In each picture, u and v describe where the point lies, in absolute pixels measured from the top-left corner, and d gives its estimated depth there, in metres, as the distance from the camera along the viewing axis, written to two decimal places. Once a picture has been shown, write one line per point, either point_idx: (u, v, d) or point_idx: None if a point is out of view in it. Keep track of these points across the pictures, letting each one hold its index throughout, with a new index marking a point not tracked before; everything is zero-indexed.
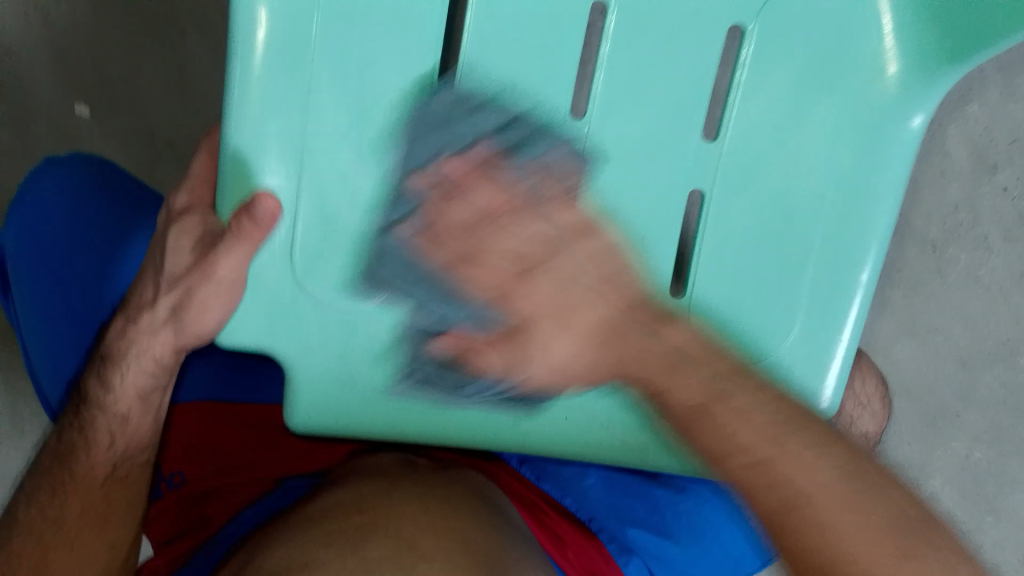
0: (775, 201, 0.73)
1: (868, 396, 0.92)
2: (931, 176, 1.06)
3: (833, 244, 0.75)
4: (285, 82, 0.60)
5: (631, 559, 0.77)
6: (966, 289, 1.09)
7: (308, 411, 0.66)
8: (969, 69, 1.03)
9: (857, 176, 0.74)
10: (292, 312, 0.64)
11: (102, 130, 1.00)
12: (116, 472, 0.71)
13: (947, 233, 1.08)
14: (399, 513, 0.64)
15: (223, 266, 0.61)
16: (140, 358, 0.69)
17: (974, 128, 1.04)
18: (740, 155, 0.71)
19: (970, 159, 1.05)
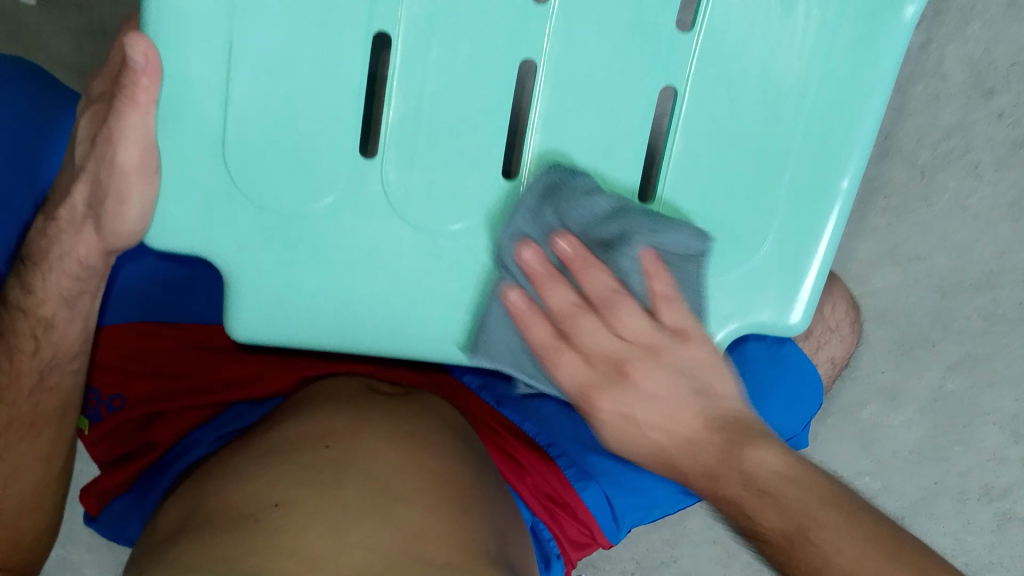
0: (750, 108, 0.58)
1: (838, 322, 0.80)
2: (923, 99, 0.89)
3: (811, 154, 0.59)
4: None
5: (588, 486, 0.71)
6: (954, 218, 0.92)
7: (249, 318, 0.59)
8: None
9: (846, 72, 0.58)
10: (228, 210, 0.56)
11: (48, 22, 0.88)
12: (43, 380, 0.64)
13: (940, 159, 0.90)
14: (369, 447, 0.58)
15: (130, 149, 0.53)
16: (63, 259, 0.61)
17: (971, 49, 0.86)
18: (716, 57, 0.57)
19: (966, 84, 0.88)
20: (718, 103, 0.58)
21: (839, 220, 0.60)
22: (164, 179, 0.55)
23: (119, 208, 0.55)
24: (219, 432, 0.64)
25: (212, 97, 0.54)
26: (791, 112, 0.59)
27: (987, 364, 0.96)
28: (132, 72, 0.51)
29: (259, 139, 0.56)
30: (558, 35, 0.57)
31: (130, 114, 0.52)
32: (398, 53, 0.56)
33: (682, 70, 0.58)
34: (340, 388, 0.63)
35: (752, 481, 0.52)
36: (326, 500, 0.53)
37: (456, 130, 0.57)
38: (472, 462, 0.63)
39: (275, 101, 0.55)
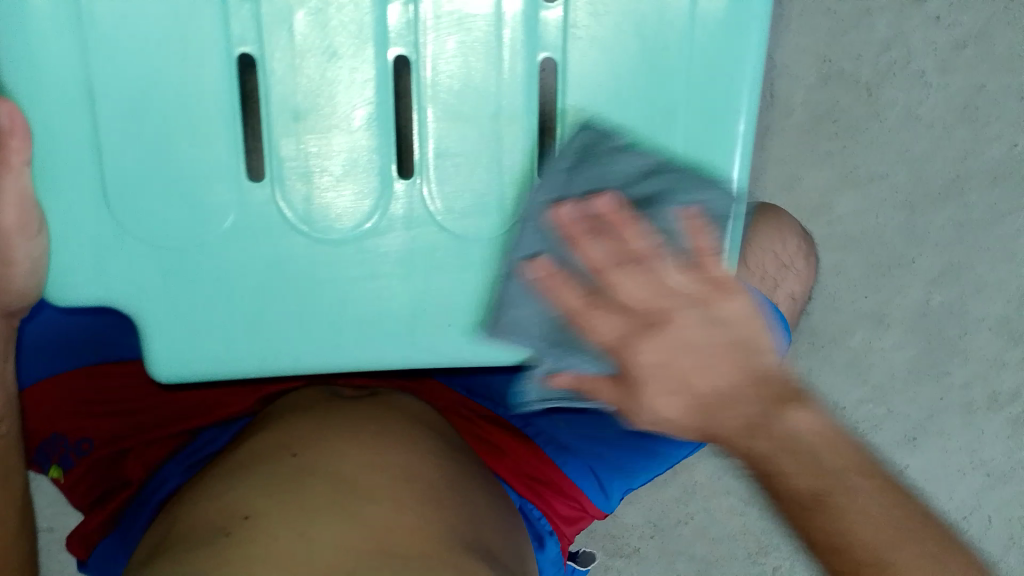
0: (633, 73, 0.53)
1: (791, 256, 0.75)
2: (877, 166, 1.02)
3: (700, 100, 0.53)
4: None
5: (568, 461, 0.71)
6: (917, 290, 1.07)
7: (168, 359, 0.53)
8: (897, 72, 0.99)
9: (717, 20, 0.52)
10: (120, 259, 0.50)
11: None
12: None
13: (911, 242, 1.05)
14: (336, 450, 0.60)
15: (9, 209, 0.47)
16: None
17: (913, 95, 1.00)
18: (607, 16, 0.52)
19: (935, 153, 1.02)
20: (598, 88, 0.53)
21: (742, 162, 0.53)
22: (51, 233, 0.49)
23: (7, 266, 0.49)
24: (190, 459, 0.65)
25: (86, 151, 0.49)
26: (679, 56, 0.52)
27: (944, 355, 1.09)
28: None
29: (141, 173, 0.50)
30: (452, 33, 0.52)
31: (7, 176, 0.47)
32: (264, 72, 0.50)
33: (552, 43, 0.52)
34: (300, 400, 0.66)
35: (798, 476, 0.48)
36: (294, 500, 0.54)
37: (317, 120, 0.51)
38: (442, 450, 0.65)
39: (144, 132, 0.49)
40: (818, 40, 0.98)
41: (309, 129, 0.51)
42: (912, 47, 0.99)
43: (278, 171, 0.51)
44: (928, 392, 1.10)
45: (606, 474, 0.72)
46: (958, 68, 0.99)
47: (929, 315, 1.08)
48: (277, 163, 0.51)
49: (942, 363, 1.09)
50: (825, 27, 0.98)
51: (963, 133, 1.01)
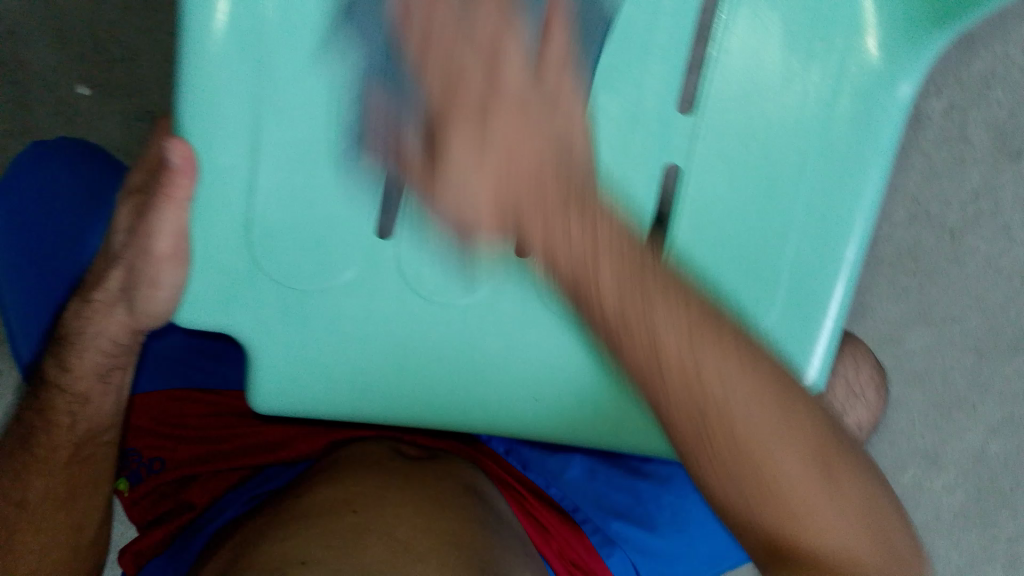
0: (753, 187, 0.55)
1: (862, 385, 0.74)
2: (951, 309, 1.03)
3: (815, 222, 0.56)
4: (240, 31, 0.49)
5: (614, 552, 0.70)
6: (978, 437, 1.07)
7: (273, 395, 0.54)
8: (984, 221, 1.01)
9: (843, 146, 0.55)
10: (252, 292, 0.52)
11: (101, 111, 0.88)
12: (79, 453, 0.53)
13: (976, 387, 1.06)
14: (391, 513, 0.59)
15: (165, 238, 0.49)
16: (98, 336, 0.52)
17: (995, 246, 1.01)
18: (730, 142, 0.55)
19: (1010, 308, 1.03)
20: (719, 193, 0.55)
21: (844, 295, 0.57)
22: (197, 261, 0.51)
23: (153, 291, 0.51)
24: (254, 493, 0.65)
25: (237, 186, 0.51)
26: (796, 194, 0.56)
27: (995, 502, 1.08)
28: (167, 170, 0.47)
29: (291, 220, 0.52)
30: None
31: (167, 209, 0.48)
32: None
33: (686, 149, 0.54)
34: (374, 453, 0.66)
35: (785, 465, 0.40)
36: (348, 557, 0.54)
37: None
38: (492, 527, 0.64)
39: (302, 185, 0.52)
40: (911, 179, 1.00)
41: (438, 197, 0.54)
42: (1000, 201, 1.00)
43: (408, 230, 0.53)
44: (974, 540, 1.09)
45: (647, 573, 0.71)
46: None
47: (984, 465, 1.08)
48: (413, 225, 0.53)
49: (991, 515, 1.08)
50: (919, 169, 1.00)
51: None
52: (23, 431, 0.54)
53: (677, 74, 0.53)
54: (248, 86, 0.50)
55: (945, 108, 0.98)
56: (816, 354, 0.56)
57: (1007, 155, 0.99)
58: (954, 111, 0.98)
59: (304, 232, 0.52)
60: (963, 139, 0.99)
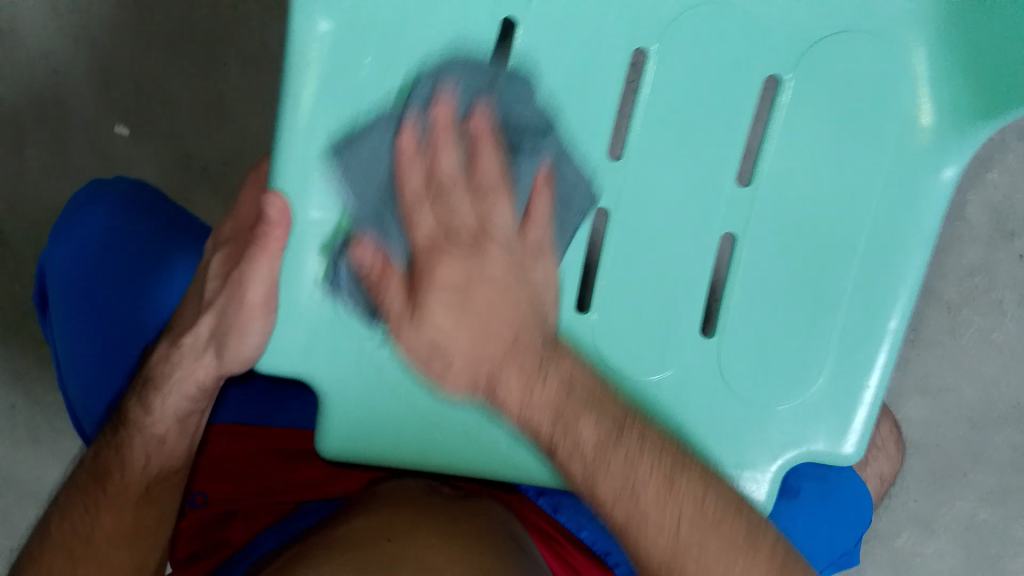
0: (805, 258, 0.57)
1: (884, 438, 0.78)
2: (947, 379, 1.08)
3: (861, 294, 0.58)
4: (331, 89, 0.51)
5: None
6: (970, 504, 1.10)
7: (341, 439, 0.55)
8: (982, 296, 1.05)
9: (888, 223, 0.57)
10: (330, 340, 0.54)
11: (139, 153, 0.89)
12: (149, 492, 0.55)
13: (970, 456, 1.09)
14: (425, 542, 0.60)
15: (257, 287, 0.52)
16: (182, 382, 0.55)
17: (993, 320, 1.06)
18: (782, 213, 0.57)
19: (1004, 380, 1.07)
20: (773, 263, 0.57)
21: (888, 363, 0.58)
22: (281, 307, 0.53)
23: (239, 339, 0.53)
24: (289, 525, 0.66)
25: (323, 239, 0.52)
26: (845, 266, 0.57)
27: (984, 567, 1.12)
28: (263, 225, 0.51)
29: None
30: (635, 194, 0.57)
31: (261, 259, 0.51)
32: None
33: (743, 219, 0.57)
34: (409, 489, 0.68)
35: (685, 537, 0.48)
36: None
37: None
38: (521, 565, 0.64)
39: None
40: None
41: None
42: (997, 277, 1.04)
43: None
44: None
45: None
46: None
47: (974, 532, 1.11)
48: None
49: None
50: None
51: None
52: (99, 466, 0.56)
53: (735, 149, 0.56)
54: (336, 139, 0.52)
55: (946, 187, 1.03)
56: (858, 420, 0.58)
57: (1002, 234, 1.03)
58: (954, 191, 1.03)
59: None
60: (962, 218, 1.03)
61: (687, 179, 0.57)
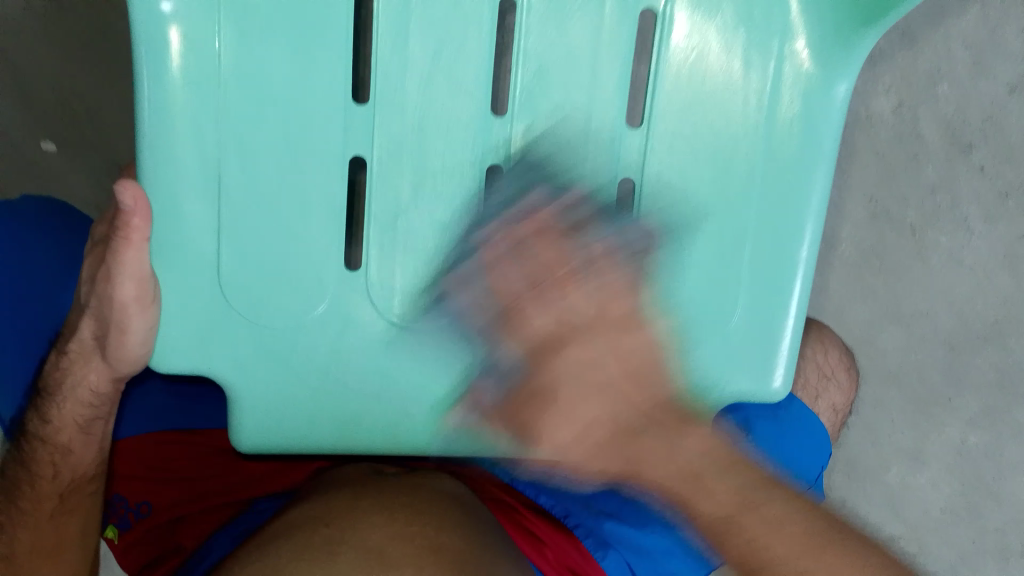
0: (706, 196, 0.57)
1: (833, 369, 0.77)
2: (923, 299, 0.94)
3: (767, 226, 0.57)
4: (196, 88, 0.50)
5: (607, 554, 0.67)
6: (954, 430, 0.96)
7: (254, 432, 0.55)
8: (946, 212, 0.91)
9: (787, 149, 0.57)
10: (224, 333, 0.53)
11: (72, 168, 0.82)
12: (63, 504, 0.56)
13: (953, 379, 0.95)
14: (364, 521, 0.56)
15: (128, 283, 0.49)
16: (76, 387, 0.54)
17: (965, 236, 0.91)
18: (679, 153, 0.56)
19: (989, 297, 0.92)
20: (673, 205, 0.57)
21: (803, 290, 0.58)
22: (166, 306, 0.52)
23: (120, 337, 0.51)
24: (240, 527, 0.62)
25: (206, 232, 0.52)
26: (748, 198, 0.57)
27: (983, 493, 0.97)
28: (123, 215, 0.47)
29: (256, 264, 0.53)
30: (523, 151, 0.56)
31: (127, 251, 0.48)
32: (376, 175, 0.54)
33: (637, 162, 0.57)
34: (350, 472, 0.63)
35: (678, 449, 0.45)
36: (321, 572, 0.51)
37: (404, 226, 0.55)
38: (476, 525, 0.61)
39: (265, 227, 0.53)
40: (867, 181, 0.92)
41: (410, 224, 0.55)
42: (957, 193, 0.90)
43: (372, 261, 0.55)
44: (963, 535, 0.98)
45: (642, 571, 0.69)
46: (1002, 219, 0.90)
47: (966, 457, 0.97)
48: (377, 254, 0.55)
49: (979, 509, 0.97)
50: (873, 173, 0.91)
51: (1005, 281, 0.92)
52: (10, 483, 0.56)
53: (623, 92, 0.56)
54: (209, 138, 0.51)
55: (894, 105, 0.90)
56: (781, 351, 0.58)
57: (958, 150, 0.89)
58: (904, 108, 0.90)
59: (269, 274, 0.54)
60: (915, 137, 0.90)
61: (575, 128, 0.56)
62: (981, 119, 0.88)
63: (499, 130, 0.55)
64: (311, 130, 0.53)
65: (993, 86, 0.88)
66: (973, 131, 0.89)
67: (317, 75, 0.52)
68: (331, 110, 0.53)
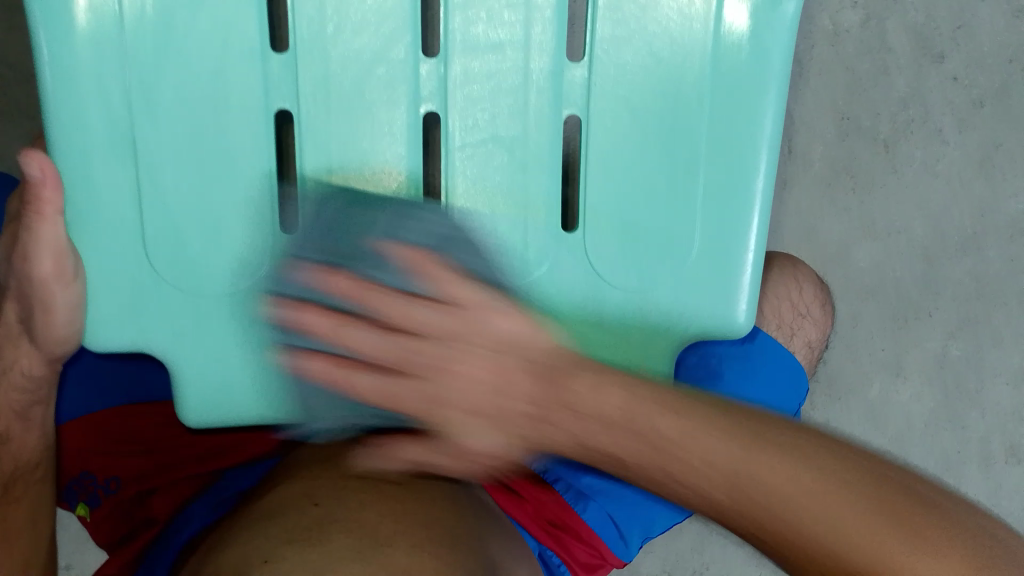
0: (654, 128, 0.54)
1: (807, 305, 0.74)
2: (898, 212, 0.90)
3: (720, 156, 0.55)
4: (103, 47, 0.48)
5: (590, 505, 0.66)
6: (932, 341, 0.93)
7: (200, 408, 0.53)
8: (919, 126, 0.88)
9: (737, 72, 0.54)
10: (158, 305, 0.51)
11: None
12: (8, 493, 0.54)
13: (929, 292, 0.92)
14: (355, 500, 0.53)
15: (45, 260, 0.47)
16: (6, 372, 0.52)
17: (938, 148, 0.88)
18: (622, 85, 0.54)
19: (963, 207, 0.90)
20: (620, 139, 0.54)
21: (762, 221, 0.56)
22: (93, 280, 0.50)
23: (47, 317, 0.49)
24: (218, 499, 0.60)
25: (127, 199, 0.50)
26: (698, 128, 0.54)
27: (962, 404, 0.94)
28: (33, 187, 0.44)
29: (184, 229, 0.51)
30: (460, 93, 0.53)
31: (42, 227, 0.45)
32: (303, 129, 0.51)
33: (580, 97, 0.54)
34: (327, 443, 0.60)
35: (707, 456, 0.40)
36: (313, 560, 0.47)
37: (338, 182, 0.52)
38: (465, 500, 0.59)
39: (189, 193, 0.51)
40: (837, 96, 0.88)
41: (345, 180, 0.52)
42: (930, 106, 0.87)
43: None
44: (947, 446, 0.96)
45: (627, 520, 0.67)
46: (976, 126, 0.88)
47: (946, 370, 0.94)
48: None
49: (959, 416, 0.95)
50: (842, 85, 0.87)
51: (979, 189, 0.89)
52: None
53: (560, 23, 0.53)
54: (121, 99, 0.48)
55: (862, 18, 0.86)
56: (742, 285, 0.56)
57: (928, 59, 0.86)
58: (872, 21, 0.86)
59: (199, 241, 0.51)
60: (884, 48, 0.86)
61: (511, 65, 0.53)
62: (952, 27, 0.86)
63: (433, 73, 0.52)
64: (229, 82, 0.50)
65: None
66: (944, 39, 0.86)
67: (231, 24, 0.49)
68: (248, 61, 0.50)
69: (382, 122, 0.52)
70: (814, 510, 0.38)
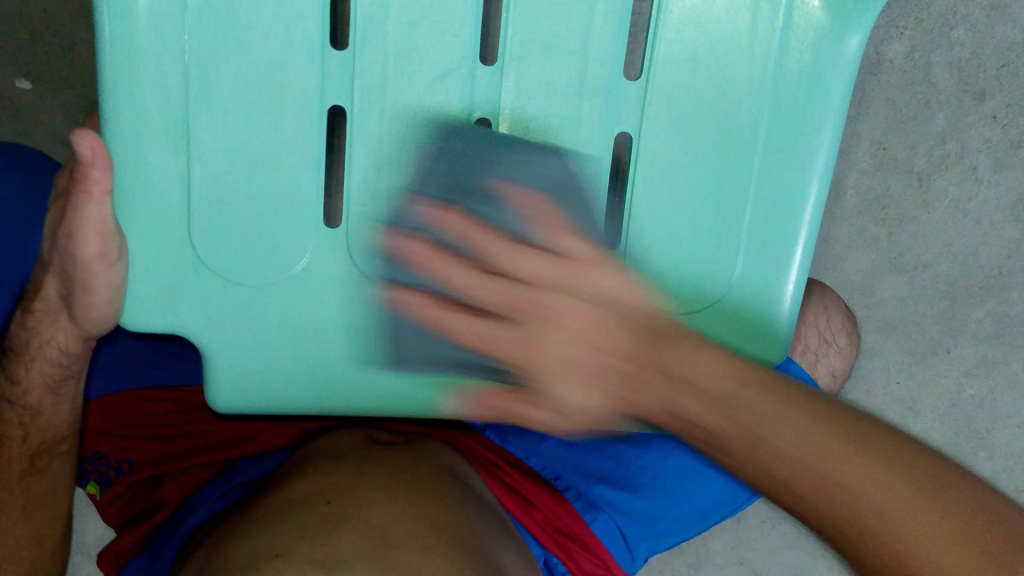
0: (704, 153, 0.54)
1: (833, 332, 0.74)
2: (926, 248, 0.90)
3: (768, 186, 0.55)
4: (164, 29, 0.47)
5: (598, 517, 0.65)
6: (948, 379, 0.93)
7: (227, 392, 0.53)
8: (955, 163, 0.87)
9: (793, 104, 0.54)
10: (195, 290, 0.51)
11: (47, 104, 0.78)
12: (34, 466, 0.55)
13: (951, 330, 0.92)
14: (367, 498, 0.53)
15: (89, 241, 0.47)
16: (44, 346, 0.52)
17: (972, 187, 0.88)
18: (676, 105, 0.53)
19: (992, 247, 0.89)
20: (669, 162, 0.54)
21: (805, 254, 0.55)
22: (134, 262, 0.50)
23: (86, 296, 0.49)
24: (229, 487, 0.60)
25: (174, 182, 0.49)
26: (748, 157, 0.54)
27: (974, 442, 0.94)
28: (82, 167, 0.44)
29: (227, 216, 0.51)
30: (513, 103, 0.52)
31: (88, 206, 0.45)
32: (355, 126, 0.51)
33: (634, 115, 0.54)
34: (348, 438, 0.60)
35: (837, 474, 0.36)
36: (324, 557, 0.47)
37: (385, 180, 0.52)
38: (475, 505, 0.58)
39: (239, 182, 0.50)
40: (876, 126, 0.87)
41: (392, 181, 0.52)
42: (967, 144, 0.87)
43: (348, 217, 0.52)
44: None
45: (634, 534, 0.66)
46: (1011, 167, 0.87)
47: (960, 408, 0.94)
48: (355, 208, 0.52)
49: (968, 456, 0.94)
50: (882, 117, 0.87)
51: (1010, 232, 0.89)
52: None
53: (622, 40, 0.52)
54: (178, 81, 0.48)
55: (907, 50, 0.85)
56: (779, 316, 0.56)
57: (971, 96, 0.85)
58: (917, 53, 0.85)
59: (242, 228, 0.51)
60: (927, 82, 0.85)
61: (567, 78, 0.53)
62: (997, 66, 0.85)
63: (490, 79, 0.52)
64: (286, 74, 0.49)
65: (1010, 30, 0.84)
66: (987, 77, 0.85)
67: (293, 16, 0.49)
68: (307, 55, 0.49)
69: (436, 124, 0.52)
70: (868, 489, 0.35)
